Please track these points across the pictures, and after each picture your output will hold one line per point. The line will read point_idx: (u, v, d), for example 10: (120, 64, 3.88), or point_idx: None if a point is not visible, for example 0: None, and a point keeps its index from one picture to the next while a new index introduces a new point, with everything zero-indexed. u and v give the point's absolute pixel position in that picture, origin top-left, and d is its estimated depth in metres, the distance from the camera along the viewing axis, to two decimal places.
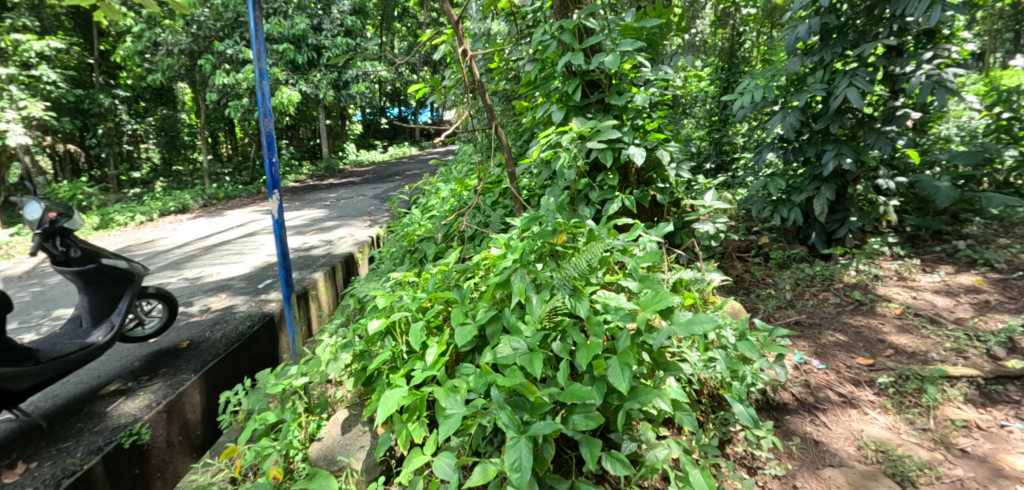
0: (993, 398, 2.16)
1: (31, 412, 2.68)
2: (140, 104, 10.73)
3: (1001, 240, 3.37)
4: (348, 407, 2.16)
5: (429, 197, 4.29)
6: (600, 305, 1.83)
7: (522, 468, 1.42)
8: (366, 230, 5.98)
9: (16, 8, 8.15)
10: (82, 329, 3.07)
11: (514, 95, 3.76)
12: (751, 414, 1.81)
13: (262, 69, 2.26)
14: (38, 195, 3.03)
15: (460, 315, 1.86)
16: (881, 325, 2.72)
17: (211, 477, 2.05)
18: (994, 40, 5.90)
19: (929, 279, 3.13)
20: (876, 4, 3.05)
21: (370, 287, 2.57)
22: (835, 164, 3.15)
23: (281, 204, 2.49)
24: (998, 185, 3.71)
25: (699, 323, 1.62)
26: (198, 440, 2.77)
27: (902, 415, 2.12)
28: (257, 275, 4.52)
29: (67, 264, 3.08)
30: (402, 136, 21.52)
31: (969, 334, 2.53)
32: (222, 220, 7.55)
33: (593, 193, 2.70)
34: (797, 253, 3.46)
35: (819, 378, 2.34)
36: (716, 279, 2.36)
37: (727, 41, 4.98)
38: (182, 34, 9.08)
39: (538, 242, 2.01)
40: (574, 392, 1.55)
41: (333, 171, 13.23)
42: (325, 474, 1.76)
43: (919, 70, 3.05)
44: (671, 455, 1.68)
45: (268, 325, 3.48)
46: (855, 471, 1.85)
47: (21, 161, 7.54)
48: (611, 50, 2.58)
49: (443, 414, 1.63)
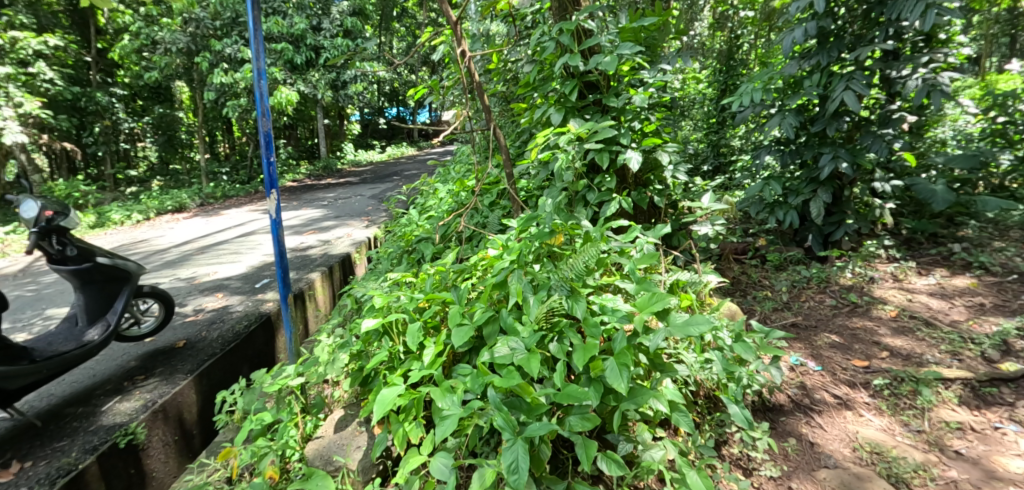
0: (987, 400, 2.17)
1: (26, 412, 2.66)
2: (137, 102, 10.70)
3: (996, 244, 3.39)
4: (345, 407, 2.16)
5: (428, 197, 4.29)
6: (597, 306, 1.84)
7: (518, 469, 1.42)
8: (364, 230, 5.97)
9: (13, 6, 8.11)
10: (77, 328, 3.06)
11: (513, 96, 3.76)
12: (747, 416, 1.81)
13: (260, 68, 2.26)
14: (33, 193, 3.01)
15: (457, 316, 1.86)
16: (876, 327, 2.73)
17: (206, 477, 2.05)
18: (990, 44, 5.95)
19: (925, 281, 3.14)
20: (872, 8, 3.08)
21: (368, 287, 2.57)
22: (832, 167, 3.17)
23: (279, 204, 2.49)
24: (993, 189, 3.73)
25: (695, 325, 1.62)
26: (193, 440, 2.76)
27: (896, 416, 2.13)
28: (254, 275, 4.51)
29: (63, 262, 3.07)
30: (400, 136, 21.52)
31: (963, 337, 2.55)
32: (219, 220, 7.53)
33: (592, 194, 2.70)
34: (794, 255, 3.47)
35: (814, 380, 2.35)
36: (713, 280, 2.37)
37: (726, 44, 5.04)
38: (180, 33, 9.06)
39: (536, 243, 2.01)
40: (571, 394, 1.55)
41: (332, 171, 13.22)
42: (321, 474, 1.76)
43: (916, 73, 3.07)
44: (667, 456, 1.69)
45: (265, 325, 3.47)
46: (850, 472, 1.86)
47: (17, 159, 7.52)
48: (610, 52, 2.59)
49: (439, 415, 1.63)
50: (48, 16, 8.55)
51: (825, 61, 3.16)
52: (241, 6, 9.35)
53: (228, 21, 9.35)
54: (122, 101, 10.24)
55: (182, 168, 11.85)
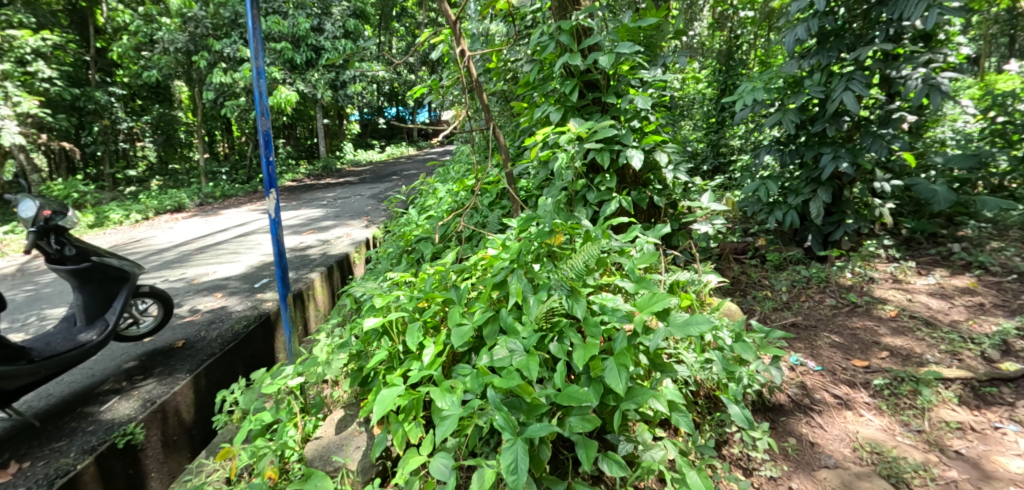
0: (987, 399, 2.17)
1: (24, 412, 2.66)
2: (136, 102, 10.67)
3: (994, 244, 3.39)
4: (344, 407, 2.15)
5: (427, 197, 4.29)
6: (597, 306, 1.83)
7: (518, 470, 1.42)
8: (363, 230, 5.97)
9: (11, 5, 8.08)
10: (76, 328, 3.05)
11: (513, 95, 3.75)
12: (747, 416, 1.80)
13: (259, 67, 2.25)
14: (31, 193, 3.00)
15: (458, 316, 1.86)
16: (876, 327, 2.73)
17: (205, 478, 2.05)
18: (988, 44, 5.95)
19: (924, 281, 3.14)
20: (873, 8, 3.06)
21: (367, 287, 2.56)
22: (833, 167, 3.17)
23: (278, 204, 2.48)
24: (992, 189, 3.73)
25: (695, 325, 1.62)
26: (193, 440, 2.76)
27: (896, 416, 2.13)
28: (253, 275, 4.50)
29: (62, 262, 3.07)
30: (399, 136, 21.52)
31: (963, 337, 2.54)
32: (218, 220, 7.51)
33: (591, 193, 2.71)
34: (794, 255, 3.47)
35: (815, 380, 2.34)
36: (713, 280, 2.38)
37: (725, 43, 5.06)
38: (180, 33, 9.04)
39: (536, 243, 2.00)
40: (572, 394, 1.55)
41: (331, 171, 13.22)
42: (320, 475, 1.75)
43: (916, 73, 3.05)
44: (668, 456, 1.69)
45: (264, 325, 3.46)
46: (850, 472, 1.86)
47: (15, 159, 7.50)
48: (609, 51, 2.60)
49: (439, 415, 1.62)
50: (46, 15, 8.52)
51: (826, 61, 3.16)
52: (241, 6, 9.33)
53: (228, 21, 9.33)
54: (121, 101, 10.22)
55: (181, 168, 11.83)
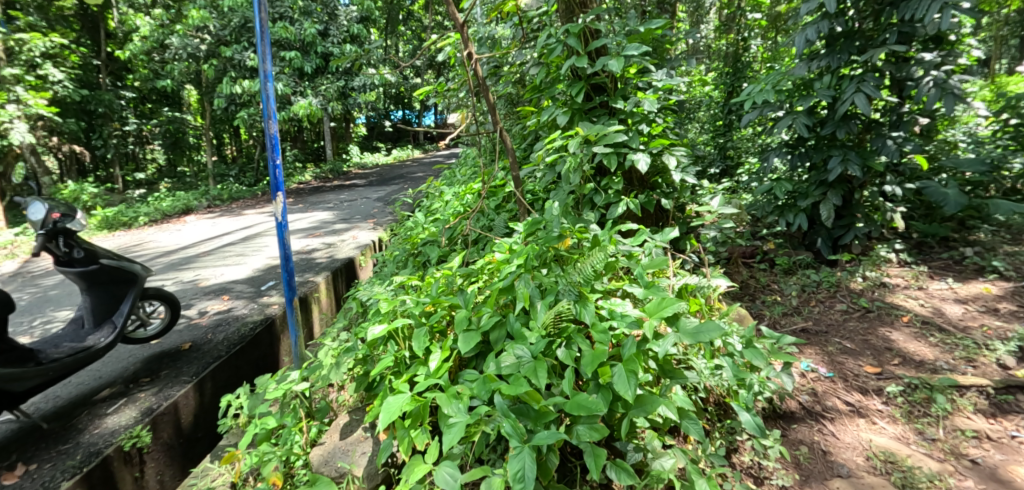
0: (1005, 408, 2.12)
1: (32, 413, 2.68)
2: (146, 105, 10.87)
3: (1007, 247, 3.35)
4: (349, 412, 2.13)
5: (434, 200, 4.30)
6: (606, 311, 1.80)
7: (524, 478, 1.39)
8: (370, 233, 6.01)
9: (22, 9, 8.11)
10: (83, 329, 3.06)
11: (519, 98, 3.82)
12: (758, 424, 1.75)
13: (266, 70, 2.23)
14: (40, 194, 3.02)
15: (464, 321, 1.83)
16: (890, 332, 2.69)
17: (210, 481, 2.01)
18: (998, 45, 5.90)
19: (938, 286, 3.11)
20: (884, 10, 3.03)
21: (372, 291, 2.57)
22: (842, 170, 3.11)
23: (285, 207, 2.47)
24: (1005, 192, 3.70)
25: (705, 332, 1.59)
26: (199, 443, 2.77)
27: (910, 424, 2.09)
28: (260, 277, 4.51)
29: (70, 265, 3.08)
30: (405, 139, 21.58)
31: (978, 343, 2.50)
32: (228, 222, 7.52)
33: (598, 197, 2.66)
34: (803, 259, 3.43)
35: (826, 387, 2.32)
36: (722, 284, 2.36)
37: (732, 46, 4.96)
38: (194, 39, 9.09)
39: (543, 247, 1.99)
40: (582, 403, 1.51)
41: (337, 173, 13.32)
42: (326, 480, 1.72)
43: (928, 76, 2.98)
44: (677, 464, 1.66)
45: (270, 328, 3.48)
46: (864, 482, 1.81)
47: (28, 161, 7.62)
48: (617, 54, 2.56)
49: (445, 422, 1.59)
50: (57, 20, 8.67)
51: (836, 64, 3.11)
52: (250, 12, 9.37)
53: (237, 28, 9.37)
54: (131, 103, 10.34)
55: (189, 170, 11.93)
